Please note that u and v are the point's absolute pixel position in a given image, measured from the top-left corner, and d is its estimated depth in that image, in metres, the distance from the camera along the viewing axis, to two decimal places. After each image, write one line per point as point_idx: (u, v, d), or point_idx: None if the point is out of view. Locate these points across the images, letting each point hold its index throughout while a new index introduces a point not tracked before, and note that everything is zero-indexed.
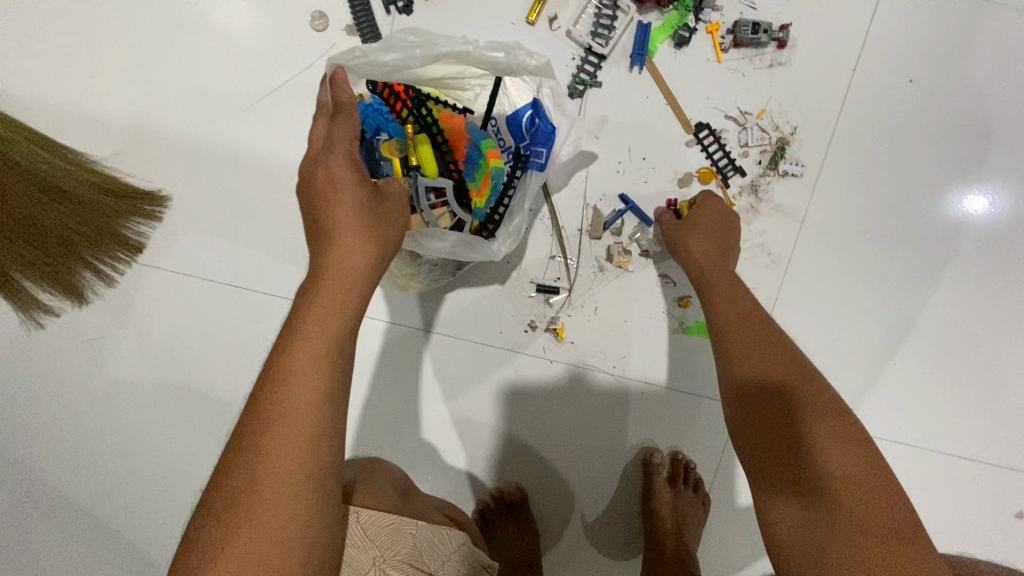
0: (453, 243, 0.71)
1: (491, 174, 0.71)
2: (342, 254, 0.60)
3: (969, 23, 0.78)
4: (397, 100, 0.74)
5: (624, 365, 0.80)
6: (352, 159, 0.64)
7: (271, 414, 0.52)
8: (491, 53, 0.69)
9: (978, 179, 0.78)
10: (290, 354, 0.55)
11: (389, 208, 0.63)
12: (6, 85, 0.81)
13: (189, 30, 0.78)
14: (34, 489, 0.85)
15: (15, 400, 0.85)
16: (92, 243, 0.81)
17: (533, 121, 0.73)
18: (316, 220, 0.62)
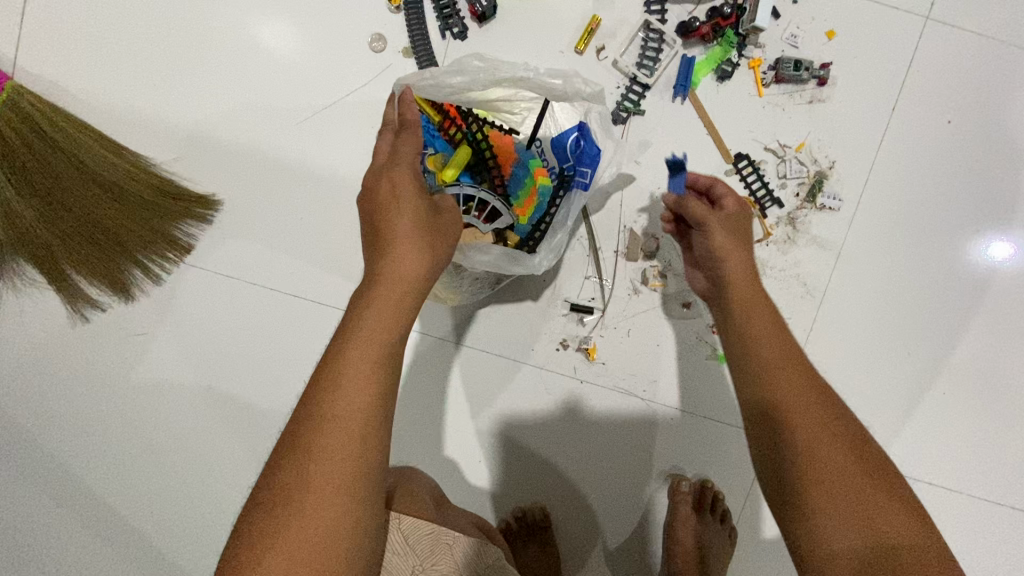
0: (497, 256, 0.68)
1: (537, 192, 0.73)
2: (397, 270, 0.53)
3: (1004, 70, 0.80)
4: (447, 118, 0.72)
5: (654, 389, 0.84)
6: (413, 174, 0.58)
7: (324, 418, 0.46)
8: (550, 79, 0.69)
9: (1002, 225, 0.81)
10: (344, 360, 0.49)
11: (446, 222, 0.58)
12: (81, 91, 0.87)
13: (259, 52, 0.85)
14: (73, 477, 0.88)
15: (59, 390, 0.88)
16: (143, 242, 0.85)
17: (580, 142, 0.73)
18: (370, 234, 0.57)
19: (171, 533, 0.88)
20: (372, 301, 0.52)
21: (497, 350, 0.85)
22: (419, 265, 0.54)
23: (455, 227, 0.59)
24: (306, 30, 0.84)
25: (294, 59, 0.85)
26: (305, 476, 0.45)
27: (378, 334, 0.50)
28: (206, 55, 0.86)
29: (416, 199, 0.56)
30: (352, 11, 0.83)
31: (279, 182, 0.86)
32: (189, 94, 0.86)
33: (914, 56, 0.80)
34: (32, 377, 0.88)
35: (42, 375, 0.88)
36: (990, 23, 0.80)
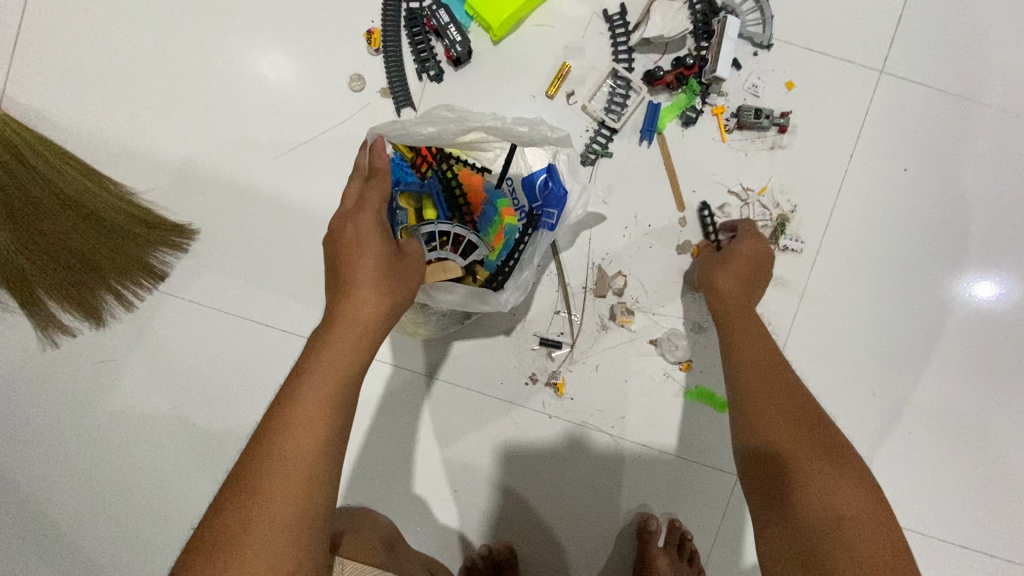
0: (463, 295, 0.69)
1: (505, 229, 0.75)
2: (356, 313, 0.54)
3: (957, 122, 0.84)
4: (420, 160, 0.74)
5: (622, 426, 0.84)
6: (378, 217, 0.60)
7: (270, 455, 0.47)
8: (518, 128, 0.69)
9: (959, 270, 0.83)
10: (295, 401, 0.49)
11: (409, 265, 0.59)
12: (65, 120, 0.89)
13: (242, 87, 0.88)
14: (31, 506, 0.87)
15: (22, 415, 0.87)
16: (118, 269, 0.86)
17: (549, 183, 0.74)
18: (333, 274, 0.58)
19: (133, 564, 0.87)
20: (329, 342, 0.53)
21: (466, 383, 0.85)
22: (378, 308, 0.55)
23: (418, 270, 0.60)
24: (288, 69, 0.87)
25: (275, 94, 0.87)
26: (246, 517, 0.45)
27: (333, 378, 0.51)
28: (190, 89, 0.89)
29: (379, 242, 0.58)
30: (332, 50, 0.86)
31: (256, 213, 0.87)
32: (172, 126, 0.89)
33: (871, 106, 0.83)
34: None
35: (8, 400, 0.87)
36: (946, 76, 0.83)
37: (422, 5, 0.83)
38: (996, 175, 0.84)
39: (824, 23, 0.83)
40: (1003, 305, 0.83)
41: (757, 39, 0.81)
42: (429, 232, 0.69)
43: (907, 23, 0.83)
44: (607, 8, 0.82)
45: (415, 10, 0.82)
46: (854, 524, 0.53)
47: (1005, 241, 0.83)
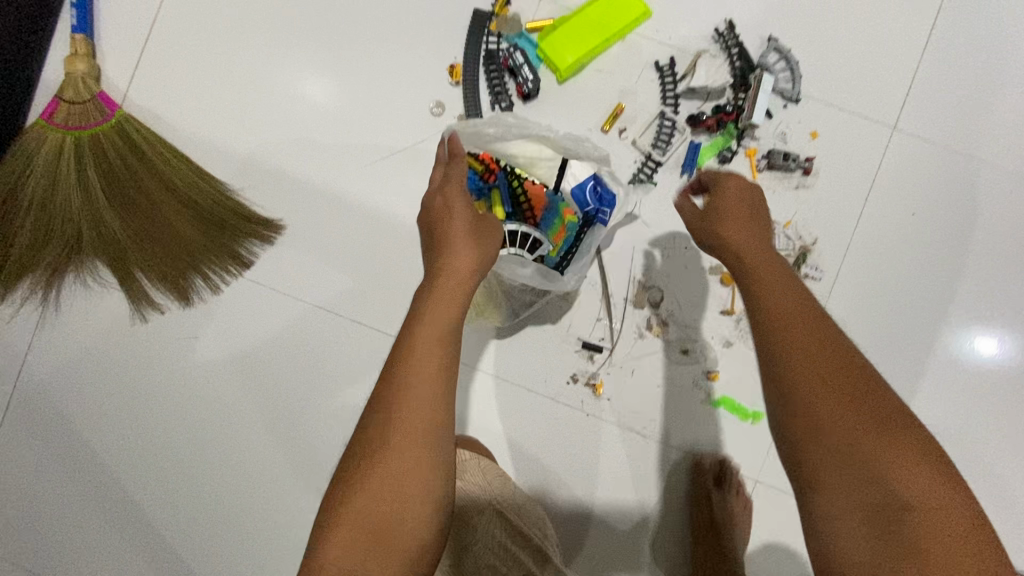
0: (532, 272, 0.84)
1: (566, 227, 0.88)
2: (452, 266, 0.61)
3: (960, 177, 0.95)
4: (487, 170, 0.84)
5: (652, 427, 0.94)
6: (462, 191, 0.70)
7: (397, 382, 0.54)
8: (570, 142, 0.84)
9: (955, 308, 0.94)
10: (413, 337, 0.56)
11: (489, 226, 0.67)
12: (176, 123, 1.01)
13: (331, 102, 1.00)
14: (127, 458, 1.00)
15: (121, 379, 1.00)
16: (211, 256, 0.97)
17: (597, 189, 0.86)
18: (429, 238, 0.67)
19: (214, 514, 1.00)
20: (433, 290, 0.60)
21: (514, 379, 0.94)
22: (471, 261, 0.62)
23: (496, 229, 0.68)
24: (374, 90, 0.99)
25: (360, 111, 0.99)
26: (387, 432, 0.53)
27: (442, 317, 0.57)
28: (286, 102, 1.00)
29: (467, 208, 0.67)
30: (414, 76, 0.98)
31: (336, 215, 0.99)
32: (266, 133, 1.00)
33: (885, 158, 0.94)
34: (100, 367, 1.00)
35: (107, 367, 1.00)
36: (951, 136, 0.95)
37: (499, 46, 0.95)
38: (993, 226, 0.95)
39: (845, 84, 0.95)
40: (991, 341, 0.94)
41: (787, 94, 0.94)
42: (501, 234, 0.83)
43: (919, 88, 0.95)
44: (658, 60, 0.95)
45: (493, 50, 0.95)
46: (913, 511, 0.48)
47: (996, 285, 0.94)
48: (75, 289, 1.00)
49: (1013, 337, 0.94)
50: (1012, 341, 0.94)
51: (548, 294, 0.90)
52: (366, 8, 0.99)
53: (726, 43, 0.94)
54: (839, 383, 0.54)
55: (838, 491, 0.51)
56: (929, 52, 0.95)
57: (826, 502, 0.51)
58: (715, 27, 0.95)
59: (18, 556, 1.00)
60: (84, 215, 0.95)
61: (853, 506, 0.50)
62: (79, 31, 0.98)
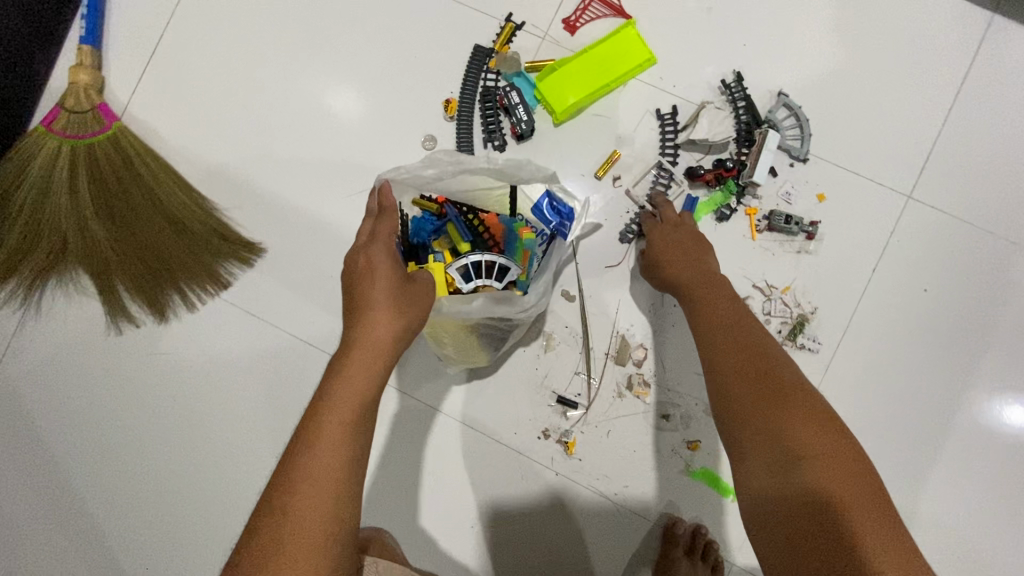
0: (483, 304, 0.74)
1: (527, 246, 0.81)
2: (371, 336, 0.60)
3: (980, 253, 0.88)
4: (439, 205, 0.81)
5: (625, 494, 0.88)
6: (387, 249, 0.67)
7: (297, 472, 0.51)
8: (510, 165, 0.79)
9: (965, 395, 0.87)
10: (319, 418, 0.54)
11: (416, 290, 0.66)
12: (171, 138, 1.01)
13: (324, 128, 0.99)
14: (86, 472, 0.99)
15: (89, 391, 0.99)
16: (190, 274, 0.96)
17: (554, 205, 0.81)
18: (349, 300, 0.64)
19: (167, 538, 0.98)
20: (346, 363, 0.58)
21: (483, 428, 0.90)
22: (391, 330, 0.61)
23: (426, 295, 0.67)
24: (368, 119, 0.98)
25: (352, 139, 0.98)
26: (284, 530, 0.49)
27: (353, 396, 0.56)
28: (281, 124, 1.00)
29: (391, 268, 0.65)
30: (409, 108, 0.97)
31: (319, 242, 0.97)
32: (257, 154, 1.00)
33: (897, 227, 0.88)
34: (70, 376, 0.99)
35: (80, 377, 0.99)
36: (972, 209, 0.88)
37: (497, 85, 0.93)
38: (1014, 309, 0.87)
39: (858, 147, 0.89)
40: (1005, 435, 0.86)
41: (794, 152, 0.89)
42: (464, 264, 0.77)
43: (938, 156, 0.89)
44: (659, 107, 0.91)
45: (490, 88, 0.93)
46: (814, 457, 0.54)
47: (1015, 374, 0.86)
48: (56, 296, 1.00)
49: None
50: None
51: (516, 324, 0.81)
52: (368, 35, 0.98)
53: (733, 95, 0.90)
54: (751, 362, 0.63)
55: (759, 452, 0.58)
56: (950, 119, 0.89)
57: (751, 466, 0.58)
58: (721, 78, 0.91)
59: None
60: (70, 223, 0.95)
61: (776, 466, 0.56)
62: (87, 43, 0.99)
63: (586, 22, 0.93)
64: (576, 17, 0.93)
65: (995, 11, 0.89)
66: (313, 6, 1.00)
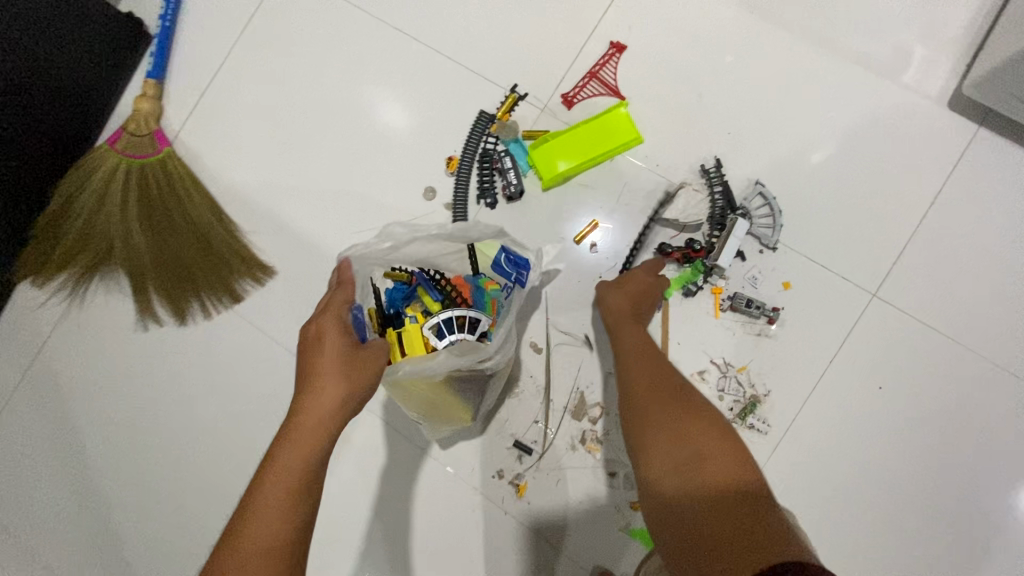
0: (447, 360, 0.77)
1: (495, 297, 0.89)
2: (316, 405, 0.66)
3: (940, 359, 0.90)
4: (408, 273, 0.90)
5: (566, 541, 0.94)
6: (338, 320, 0.74)
7: (235, 553, 0.56)
8: (462, 229, 0.85)
9: (911, 495, 0.89)
10: (260, 495, 0.59)
11: (365, 357, 0.71)
12: (211, 165, 1.15)
13: (341, 169, 1.10)
14: (101, 448, 1.12)
15: (113, 378, 1.13)
16: (209, 287, 1.09)
17: (511, 258, 0.88)
18: (300, 369, 0.71)
19: (160, 517, 1.10)
20: (290, 436, 0.64)
21: (444, 460, 0.98)
22: (335, 399, 0.67)
23: (375, 360, 0.72)
24: (378, 166, 1.09)
25: (363, 182, 1.09)
26: None
27: (293, 467, 0.62)
28: (304, 162, 1.12)
29: (340, 340, 0.72)
30: (416, 159, 1.07)
31: (324, 272, 1.08)
32: (280, 185, 1.12)
33: (859, 323, 0.91)
34: (100, 362, 1.14)
35: (109, 363, 1.14)
36: (937, 314, 0.90)
37: (495, 148, 1.02)
38: (970, 418, 0.89)
39: (829, 241, 0.93)
40: (948, 542, 0.87)
41: (764, 239, 0.93)
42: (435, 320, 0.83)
43: (908, 259, 0.92)
44: (641, 184, 0.98)
45: (489, 150, 1.02)
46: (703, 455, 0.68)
47: (964, 482, 0.88)
48: (99, 291, 1.15)
49: (974, 544, 0.87)
50: (971, 548, 0.87)
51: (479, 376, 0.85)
52: (390, 92, 1.10)
53: (710, 179, 0.95)
54: (655, 378, 0.78)
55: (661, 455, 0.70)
56: (924, 225, 0.92)
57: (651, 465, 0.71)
58: (702, 162, 0.97)
59: None
60: (117, 230, 1.09)
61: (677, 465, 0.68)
62: (153, 76, 1.15)
63: (583, 99, 1.01)
64: (575, 93, 1.01)
65: (979, 125, 0.92)
66: (345, 61, 1.12)
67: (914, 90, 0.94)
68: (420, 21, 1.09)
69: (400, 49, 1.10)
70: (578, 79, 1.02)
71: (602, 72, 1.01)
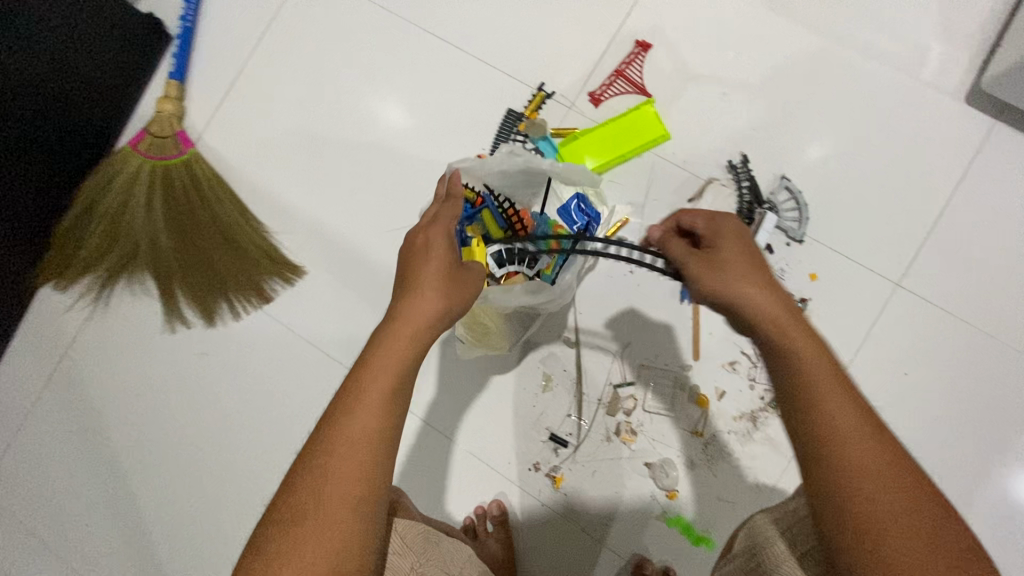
0: (521, 292, 0.85)
1: (560, 240, 0.90)
2: (418, 307, 0.66)
3: (963, 347, 0.93)
4: (476, 195, 0.89)
5: (604, 531, 0.96)
6: (444, 232, 0.74)
7: (337, 434, 0.57)
8: (567, 172, 0.89)
9: (938, 478, 0.92)
10: (365, 381, 0.60)
11: (466, 276, 0.72)
12: (235, 166, 1.15)
13: (368, 168, 1.11)
14: (130, 451, 1.12)
15: (140, 381, 1.13)
16: (239, 287, 1.09)
17: (582, 206, 0.93)
18: (403, 273, 0.71)
19: (193, 519, 1.10)
20: (392, 334, 0.64)
21: (481, 454, 1.00)
22: (434, 304, 0.67)
23: (473, 282, 0.73)
24: (405, 165, 1.09)
25: (391, 181, 1.10)
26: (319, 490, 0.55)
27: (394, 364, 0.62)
28: (330, 162, 1.12)
29: (444, 252, 0.72)
30: (443, 158, 1.08)
31: (354, 271, 1.09)
32: (306, 186, 1.12)
33: (883, 314, 0.94)
34: (126, 366, 1.13)
35: (137, 367, 1.13)
36: (958, 303, 0.94)
37: (524, 146, 1.04)
38: (993, 401, 0.92)
39: (853, 234, 0.96)
40: (978, 522, 0.90)
41: (791, 233, 0.96)
42: (498, 251, 0.86)
43: (931, 250, 0.95)
44: (669, 180, 1.00)
45: (518, 148, 1.04)
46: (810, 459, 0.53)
47: (987, 463, 0.91)
48: (123, 294, 1.14)
49: (1002, 523, 0.90)
50: (998, 527, 0.90)
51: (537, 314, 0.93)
52: (416, 91, 1.10)
53: (737, 175, 0.98)
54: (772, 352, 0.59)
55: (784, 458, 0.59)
56: (945, 216, 0.95)
57: None
58: (729, 159, 0.99)
59: (26, 517, 1.13)
60: (143, 233, 1.08)
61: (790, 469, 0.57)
62: (175, 78, 1.14)
63: (610, 97, 1.03)
64: (602, 91, 1.03)
65: (995, 119, 0.95)
66: (370, 62, 1.13)
67: (932, 87, 0.97)
68: (445, 21, 1.10)
69: (425, 49, 1.11)
70: (605, 78, 1.04)
71: (628, 70, 1.03)
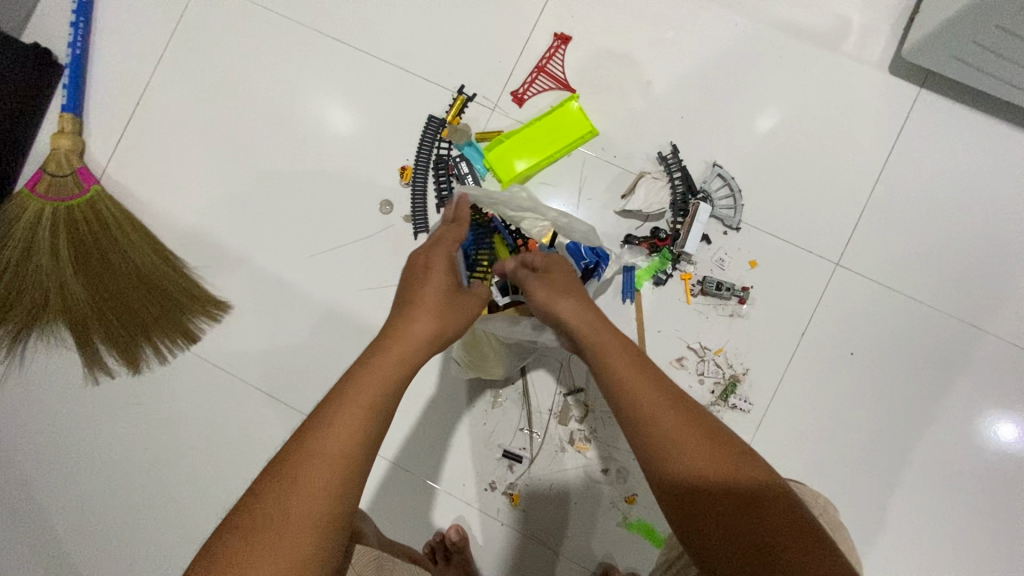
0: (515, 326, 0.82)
1: None
2: (411, 330, 0.64)
3: (903, 319, 0.93)
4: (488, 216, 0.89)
5: (566, 542, 0.93)
6: (447, 256, 0.73)
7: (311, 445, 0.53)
8: (570, 224, 0.84)
9: (890, 452, 0.92)
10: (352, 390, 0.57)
11: (466, 302, 0.71)
12: (146, 200, 1.08)
13: (288, 189, 1.04)
14: (63, 514, 1.05)
15: (66, 439, 1.05)
16: (162, 329, 1.02)
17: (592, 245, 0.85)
18: (401, 294, 0.70)
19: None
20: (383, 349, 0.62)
21: (435, 477, 0.96)
22: (428, 329, 0.64)
23: (470, 310, 0.71)
24: (326, 183, 1.03)
25: (313, 200, 1.04)
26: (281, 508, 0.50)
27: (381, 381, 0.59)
28: (247, 186, 1.05)
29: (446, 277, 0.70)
30: (366, 172, 1.02)
31: (284, 301, 1.03)
32: (224, 213, 1.05)
33: (824, 293, 0.93)
34: (49, 424, 1.06)
35: (63, 425, 1.06)
36: (898, 275, 0.93)
37: (449, 153, 0.99)
38: (936, 370, 0.92)
39: (789, 216, 0.94)
40: (932, 491, 0.91)
41: (727, 221, 0.93)
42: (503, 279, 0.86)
43: (865, 225, 0.94)
44: (602, 177, 0.97)
45: (443, 156, 0.99)
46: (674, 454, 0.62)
47: (936, 432, 0.91)
48: (37, 348, 1.06)
49: (954, 489, 0.90)
50: (951, 493, 0.90)
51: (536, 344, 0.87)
52: (331, 104, 1.04)
53: (669, 166, 0.95)
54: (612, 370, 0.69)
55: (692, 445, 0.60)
56: (876, 189, 0.94)
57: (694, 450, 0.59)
58: (659, 150, 0.96)
59: None
60: (49, 280, 1.00)
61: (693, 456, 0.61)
62: (69, 110, 1.06)
63: (534, 95, 0.99)
64: (524, 90, 0.99)
65: (921, 87, 0.94)
66: (279, 76, 1.06)
67: (854, 59, 0.95)
68: (356, 27, 1.04)
69: (336, 59, 1.04)
70: (526, 75, 0.99)
71: (549, 66, 0.99)
